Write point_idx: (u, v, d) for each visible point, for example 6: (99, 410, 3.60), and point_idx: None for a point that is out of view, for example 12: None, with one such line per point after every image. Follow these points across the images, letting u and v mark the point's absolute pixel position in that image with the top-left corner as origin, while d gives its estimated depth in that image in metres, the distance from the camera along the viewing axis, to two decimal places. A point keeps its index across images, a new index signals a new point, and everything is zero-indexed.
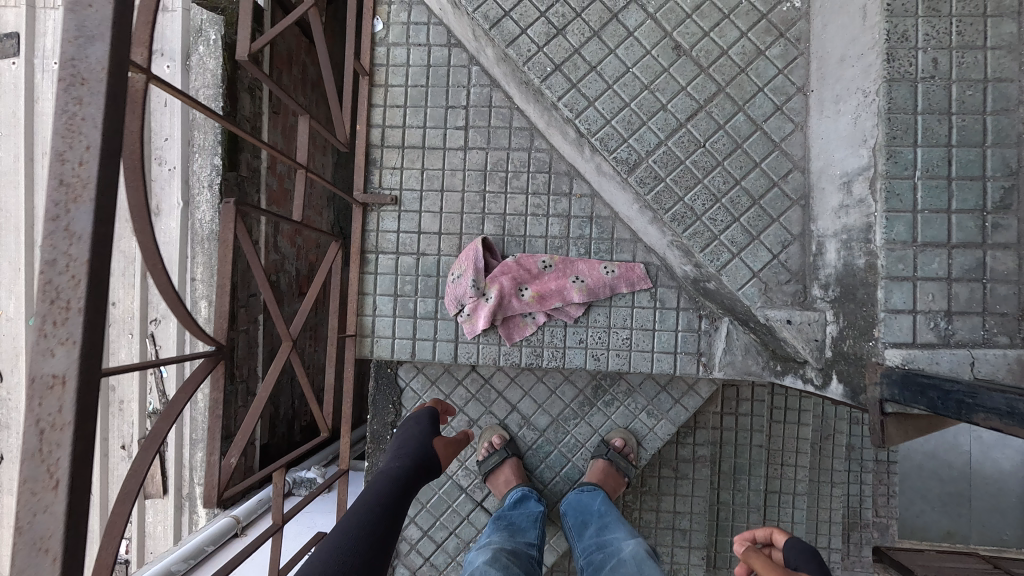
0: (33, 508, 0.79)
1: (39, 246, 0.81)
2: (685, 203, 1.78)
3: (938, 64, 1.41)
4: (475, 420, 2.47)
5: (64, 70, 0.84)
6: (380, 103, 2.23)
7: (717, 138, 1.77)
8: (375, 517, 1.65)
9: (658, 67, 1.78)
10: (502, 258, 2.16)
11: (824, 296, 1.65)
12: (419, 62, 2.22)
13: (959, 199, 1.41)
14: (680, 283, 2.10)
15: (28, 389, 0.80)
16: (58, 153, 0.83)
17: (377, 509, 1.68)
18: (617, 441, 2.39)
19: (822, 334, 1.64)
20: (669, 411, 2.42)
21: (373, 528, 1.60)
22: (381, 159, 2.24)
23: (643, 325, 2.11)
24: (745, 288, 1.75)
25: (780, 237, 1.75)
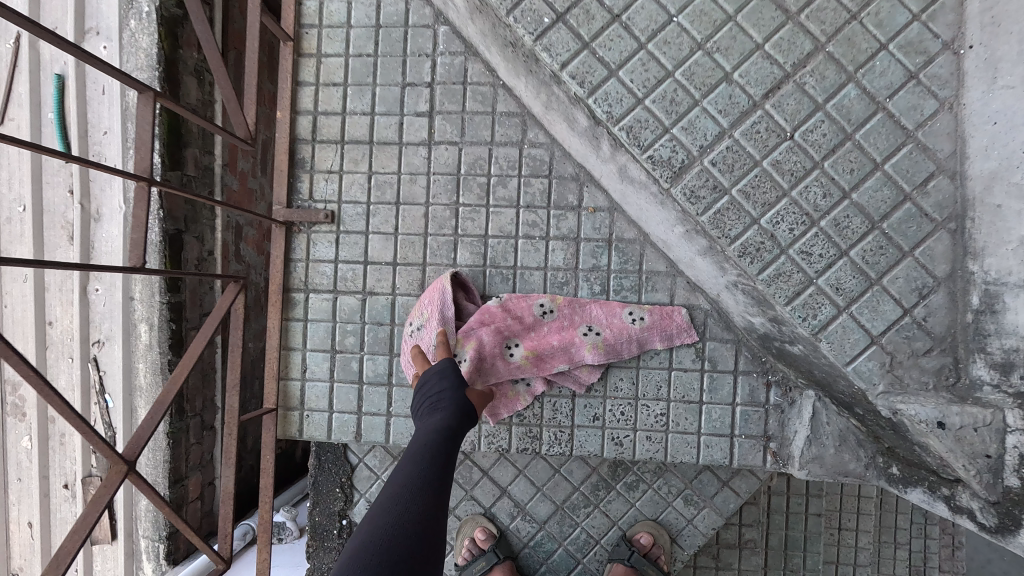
0: None
1: None
2: (761, 228, 1.15)
3: None
4: (453, 507, 1.85)
5: None
6: (310, 80, 1.59)
7: (813, 125, 1.12)
8: (410, 514, 1.02)
9: (720, 13, 1.13)
10: (481, 302, 1.52)
11: (996, 384, 1.00)
12: (364, 22, 1.57)
13: None
14: (738, 336, 1.46)
15: None
16: None
17: (412, 497, 1.05)
18: (643, 538, 1.76)
19: (996, 446, 1.00)
20: (715, 497, 1.78)
21: (408, 538, 0.98)
22: (313, 160, 1.60)
23: (685, 396, 1.47)
24: (858, 363, 1.12)
25: (914, 281, 1.10)
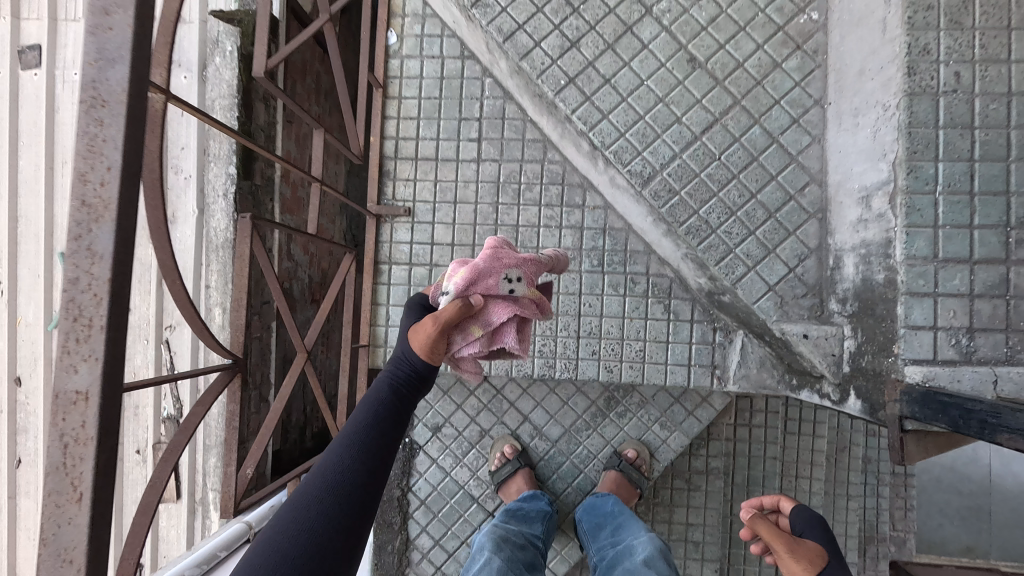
0: (58, 520, 0.82)
1: (63, 265, 0.83)
2: (699, 217, 1.77)
3: (960, 78, 1.38)
4: (487, 430, 2.47)
5: (87, 93, 0.84)
6: (393, 115, 2.24)
7: (732, 150, 1.76)
8: (339, 492, 1.16)
9: (673, 79, 1.78)
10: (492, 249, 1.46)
11: (841, 311, 1.62)
12: (433, 74, 2.23)
13: (983, 214, 1.37)
14: (694, 295, 2.09)
15: (52, 402, 0.83)
16: (80, 174, 0.84)
17: (343, 474, 1.18)
18: (630, 452, 2.37)
19: (839, 348, 1.63)
20: (683, 423, 2.39)
21: (341, 503, 1.16)
22: (394, 171, 2.25)
23: (657, 337, 2.10)
24: (760, 302, 1.73)
25: (796, 251, 1.73)
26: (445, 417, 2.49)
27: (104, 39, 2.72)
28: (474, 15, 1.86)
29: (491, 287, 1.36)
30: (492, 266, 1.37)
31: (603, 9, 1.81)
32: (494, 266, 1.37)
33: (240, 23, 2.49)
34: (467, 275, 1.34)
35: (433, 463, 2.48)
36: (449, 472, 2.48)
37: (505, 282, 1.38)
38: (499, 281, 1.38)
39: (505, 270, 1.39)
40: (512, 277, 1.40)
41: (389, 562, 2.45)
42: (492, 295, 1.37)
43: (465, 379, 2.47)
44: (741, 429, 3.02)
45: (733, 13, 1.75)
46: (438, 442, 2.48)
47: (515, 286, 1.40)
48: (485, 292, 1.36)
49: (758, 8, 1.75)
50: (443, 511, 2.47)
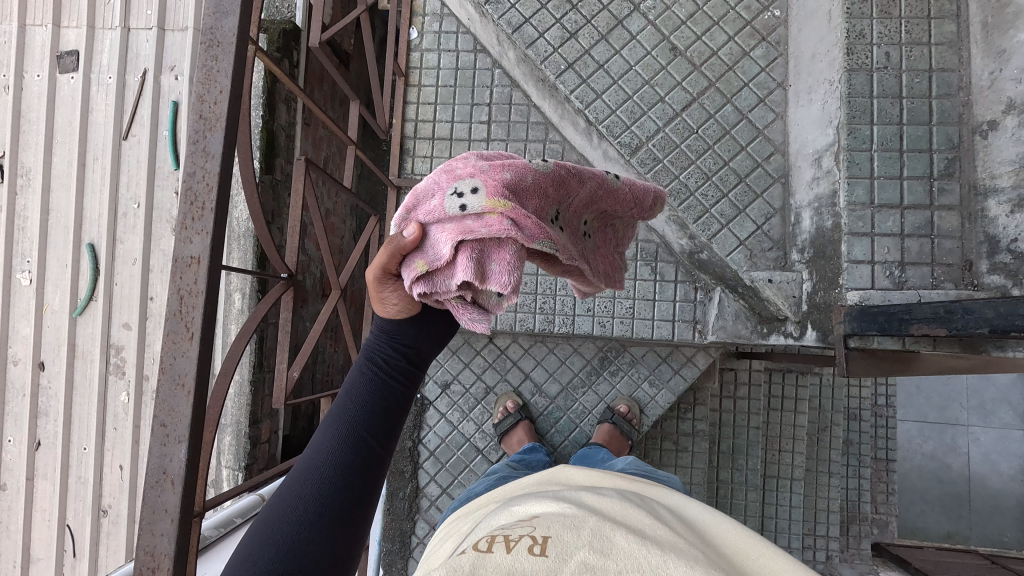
0: (174, 352, 1.08)
1: (183, 161, 1.10)
2: (680, 180, 2.05)
3: (890, 57, 1.69)
4: (492, 387, 2.72)
5: (206, 36, 1.13)
6: (413, 100, 2.54)
7: (708, 125, 2.06)
8: (330, 472, 1.23)
9: (657, 65, 2.09)
10: (461, 161, 1.33)
11: (800, 259, 1.90)
12: (449, 66, 2.54)
13: (910, 167, 1.67)
14: (677, 258, 2.39)
15: (173, 265, 1.09)
16: (199, 95, 1.12)
17: (335, 453, 1.25)
18: (622, 406, 2.59)
19: (799, 291, 1.89)
20: (669, 380, 2.64)
21: (333, 482, 1.22)
22: (413, 149, 2.54)
23: (645, 295, 2.39)
24: (733, 254, 1.99)
25: (763, 211, 2.01)
26: (453, 375, 2.75)
27: (143, 47, 2.96)
28: (487, 10, 2.18)
29: (431, 209, 1.26)
30: (436, 185, 1.28)
31: (598, 6, 2.14)
32: (440, 184, 1.28)
33: (265, 32, 2.72)
34: (407, 202, 1.31)
35: (442, 418, 2.72)
36: (457, 426, 2.72)
37: (451, 199, 1.24)
38: (445, 199, 1.25)
39: (452, 185, 1.26)
40: (462, 190, 1.25)
41: (400, 508, 2.67)
42: (433, 216, 1.25)
43: (472, 341, 2.74)
44: (726, 400, 3.27)
45: (708, 10, 2.09)
46: (447, 398, 2.73)
47: (465, 199, 1.24)
48: (426, 216, 1.27)
49: (729, 7, 2.08)
50: (450, 462, 2.69)
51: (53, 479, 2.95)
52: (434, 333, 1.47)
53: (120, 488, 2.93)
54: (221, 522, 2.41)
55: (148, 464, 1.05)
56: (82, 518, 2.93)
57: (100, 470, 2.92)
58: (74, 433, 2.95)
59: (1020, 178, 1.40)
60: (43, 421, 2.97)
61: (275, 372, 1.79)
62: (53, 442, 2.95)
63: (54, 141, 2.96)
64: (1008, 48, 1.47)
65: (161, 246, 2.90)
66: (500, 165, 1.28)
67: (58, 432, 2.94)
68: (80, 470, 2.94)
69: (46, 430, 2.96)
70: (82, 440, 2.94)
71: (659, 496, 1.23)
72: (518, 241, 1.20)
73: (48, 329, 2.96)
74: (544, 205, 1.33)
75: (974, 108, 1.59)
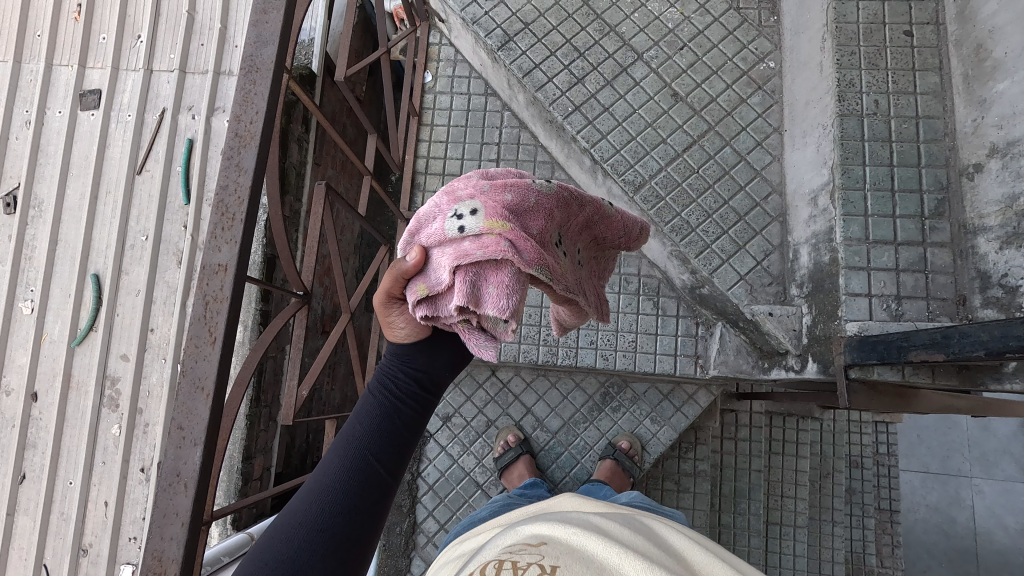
0: (196, 356, 1.10)
1: (218, 176, 1.16)
2: (681, 218, 2.13)
3: (879, 104, 1.81)
4: (493, 420, 2.71)
5: (246, 63, 1.22)
6: (426, 138, 2.66)
7: (708, 165, 2.16)
8: (338, 493, 1.19)
9: (659, 109, 2.22)
10: (464, 185, 1.38)
11: (800, 293, 1.96)
12: (461, 107, 2.68)
13: (903, 207, 1.75)
14: (679, 294, 2.45)
15: (200, 272, 1.13)
16: (236, 115, 1.19)
17: (344, 473, 1.22)
18: (624, 443, 2.57)
19: (799, 324, 1.93)
20: (671, 418, 2.63)
21: (340, 503, 1.18)
22: (424, 184, 2.63)
23: (647, 330, 2.42)
24: (734, 288, 2.05)
25: (763, 248, 2.09)
26: (455, 408, 2.75)
27: (163, 87, 2.73)
28: (499, 56, 2.34)
29: (432, 232, 1.30)
30: (438, 209, 1.33)
31: (603, 56, 2.30)
32: (442, 208, 1.32)
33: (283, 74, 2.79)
34: (412, 226, 1.36)
35: (442, 451, 2.70)
36: (457, 459, 2.69)
37: (450, 221, 1.28)
38: (445, 221, 1.29)
39: (452, 208, 1.31)
40: (461, 212, 1.29)
41: (395, 544, 2.61)
42: (434, 238, 1.29)
43: (475, 374, 2.76)
44: (727, 442, 3.25)
45: (707, 61, 2.25)
46: (448, 431, 2.72)
47: (464, 220, 1.27)
48: (428, 238, 1.31)
49: (727, 58, 2.25)
50: (449, 497, 2.65)
51: (32, 515, 2.44)
52: (448, 360, 1.47)
53: (103, 525, 2.43)
54: (211, 559, 2.33)
55: (162, 467, 1.05)
56: (60, 558, 2.42)
57: (83, 506, 2.43)
58: (61, 464, 2.47)
59: (1007, 217, 1.48)
60: (30, 453, 2.48)
61: (285, 389, 1.90)
62: (34, 477, 2.47)
63: (70, 173, 2.66)
64: (989, 97, 1.58)
65: (167, 278, 2.55)
66: (501, 187, 1.33)
67: (42, 467, 2.46)
68: (62, 506, 2.45)
69: (33, 463, 2.48)
70: (68, 473, 2.46)
71: (667, 526, 1.22)
72: (514, 264, 1.22)
73: (43, 364, 2.53)
74: (546, 227, 1.36)
75: (960, 152, 1.70)
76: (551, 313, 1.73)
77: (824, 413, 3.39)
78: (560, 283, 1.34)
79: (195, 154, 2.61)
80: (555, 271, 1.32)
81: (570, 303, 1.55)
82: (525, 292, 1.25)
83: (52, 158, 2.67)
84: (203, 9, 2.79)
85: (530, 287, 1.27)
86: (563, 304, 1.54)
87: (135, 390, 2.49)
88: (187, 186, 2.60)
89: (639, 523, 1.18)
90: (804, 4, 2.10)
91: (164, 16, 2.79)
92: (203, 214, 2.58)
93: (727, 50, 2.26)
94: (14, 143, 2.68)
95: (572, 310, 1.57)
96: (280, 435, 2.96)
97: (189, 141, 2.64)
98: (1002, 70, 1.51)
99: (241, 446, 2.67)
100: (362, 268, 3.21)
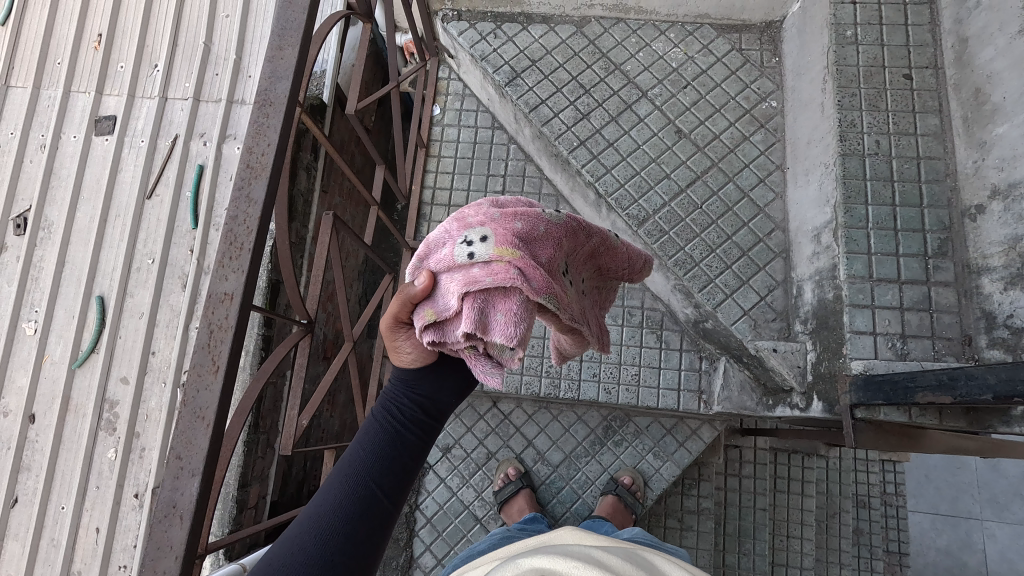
0: (198, 385, 1.10)
1: (228, 206, 1.18)
2: (685, 252, 2.13)
3: (880, 145, 1.84)
4: (494, 452, 2.67)
5: (260, 97, 1.25)
6: (432, 169, 2.70)
7: (712, 201, 2.18)
8: (337, 521, 1.17)
9: (663, 145, 2.26)
10: (475, 212, 1.39)
11: (804, 329, 1.95)
12: (468, 140, 2.73)
13: (906, 245, 1.76)
14: (683, 328, 2.44)
15: (206, 300, 1.14)
16: (248, 147, 1.22)
17: (343, 501, 1.20)
18: (626, 478, 2.52)
19: (804, 361, 1.93)
20: (674, 453, 2.59)
21: (339, 533, 1.16)
22: (430, 214, 2.66)
23: (650, 363, 2.41)
24: (737, 323, 2.04)
25: (766, 283, 2.09)
26: (455, 439, 2.72)
27: (177, 114, 2.79)
28: (507, 92, 2.39)
29: (441, 257, 1.30)
30: (448, 235, 1.35)
31: (608, 93, 2.35)
32: (452, 234, 1.34)
33: None
34: (422, 251, 1.37)
35: (441, 483, 2.66)
36: (455, 492, 2.65)
37: (460, 248, 1.29)
38: (455, 247, 1.30)
39: (462, 234, 1.32)
40: (471, 238, 1.30)
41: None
42: (443, 264, 1.29)
43: (476, 405, 2.73)
44: (730, 479, 3.18)
45: (710, 99, 2.31)
46: (447, 462, 2.69)
47: (473, 247, 1.28)
48: (437, 263, 1.31)
49: (730, 97, 2.30)
50: (447, 530, 2.60)
51: (23, 540, 2.40)
52: (453, 387, 1.44)
53: (93, 554, 2.38)
54: None
55: (159, 498, 1.04)
56: None
57: (74, 533, 2.38)
58: (54, 489, 2.44)
59: (1011, 257, 1.50)
60: (24, 476, 2.45)
61: (285, 418, 1.89)
62: (26, 502, 2.43)
63: (80, 196, 2.70)
64: (989, 140, 1.61)
65: (171, 301, 2.56)
66: (512, 215, 1.35)
67: (35, 491, 2.43)
68: (51, 532, 2.40)
69: (25, 487, 2.44)
70: (60, 498, 2.43)
71: (669, 560, 1.19)
72: (523, 291, 1.23)
73: (42, 385, 2.52)
74: (554, 255, 1.37)
75: (961, 193, 1.72)
76: (554, 342, 1.72)
77: (830, 450, 3.33)
78: (566, 312, 1.34)
79: (205, 180, 2.65)
80: (562, 300, 1.32)
81: (574, 332, 1.55)
82: (533, 321, 1.25)
83: (64, 181, 2.72)
84: (219, 41, 2.87)
85: (537, 316, 1.27)
86: (568, 333, 1.53)
87: (133, 413, 2.47)
88: (195, 211, 2.63)
89: (641, 557, 1.16)
90: (804, 47, 2.17)
91: (181, 47, 2.87)
92: (210, 239, 2.61)
93: (730, 89, 2.31)
94: (28, 165, 2.74)
95: (575, 339, 1.57)
96: (277, 463, 2.91)
97: (199, 167, 2.68)
98: (1002, 114, 1.55)
99: (237, 474, 2.61)
100: (365, 296, 3.22)
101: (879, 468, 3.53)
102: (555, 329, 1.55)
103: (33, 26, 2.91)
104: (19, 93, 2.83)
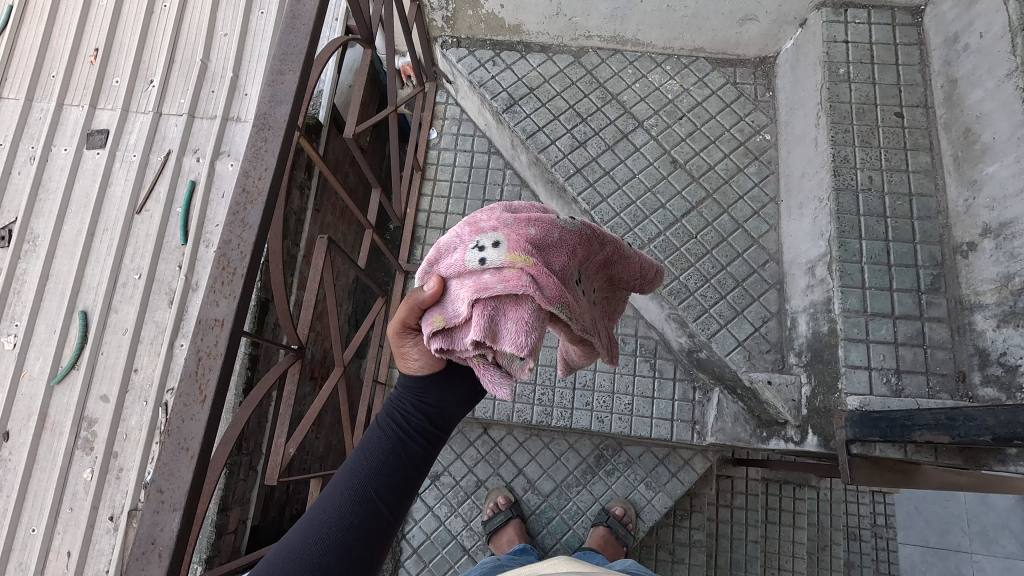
0: (184, 414, 1.07)
1: (222, 230, 1.15)
2: (679, 281, 2.14)
3: (873, 180, 1.86)
4: (483, 480, 2.62)
5: (259, 120, 1.24)
6: (428, 192, 2.70)
7: (706, 232, 2.20)
8: (337, 531, 1.11)
9: (659, 175, 2.28)
10: (490, 216, 1.34)
11: (798, 361, 1.95)
12: (464, 163, 2.75)
13: (900, 280, 1.77)
14: (676, 356, 2.43)
15: (196, 326, 1.11)
16: (245, 171, 1.20)
17: (344, 511, 1.14)
18: (617, 509, 2.48)
19: (799, 394, 1.91)
20: (667, 484, 2.55)
21: (337, 545, 1.10)
22: (424, 237, 2.64)
23: (643, 393, 2.39)
24: (732, 354, 2.04)
25: (761, 314, 2.09)
26: (445, 466, 2.67)
27: (170, 130, 2.77)
28: (505, 118, 2.41)
29: (452, 262, 1.28)
30: (459, 239, 1.32)
31: (605, 122, 2.38)
32: (462, 239, 1.32)
33: None
34: (432, 255, 1.35)
35: (429, 511, 2.60)
36: (443, 521, 2.59)
37: (471, 252, 1.26)
38: (465, 253, 1.28)
39: (474, 240, 1.29)
40: (483, 244, 1.27)
41: None
42: (454, 269, 1.27)
43: (467, 431, 2.69)
44: (722, 509, 3.15)
45: (705, 131, 2.34)
46: (435, 490, 2.63)
47: (485, 252, 1.25)
48: (447, 269, 1.29)
49: (725, 129, 2.34)
50: (433, 562, 2.53)
51: None
52: (460, 395, 1.38)
53: None
54: None
55: (137, 533, 0.99)
56: None
57: (44, 558, 2.28)
58: (25, 511, 2.34)
59: (1003, 295, 1.52)
60: None
61: (272, 444, 1.84)
62: None
63: (69, 209, 2.65)
64: (979, 178, 1.64)
65: (157, 318, 2.50)
66: (525, 221, 1.31)
67: (4, 513, 2.32)
68: (18, 557, 2.29)
69: None
70: (30, 521, 2.32)
71: None
72: (535, 299, 1.19)
73: (17, 401, 2.43)
74: (567, 263, 1.32)
75: (953, 230, 1.74)
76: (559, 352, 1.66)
77: (821, 480, 3.29)
78: (578, 322, 1.30)
79: (196, 197, 2.62)
80: (575, 310, 1.28)
81: (584, 343, 1.50)
82: (544, 331, 1.22)
83: (53, 194, 2.67)
84: (217, 59, 2.88)
85: (549, 326, 1.23)
86: (578, 344, 1.48)
87: (112, 433, 2.39)
88: (184, 228, 2.59)
89: None
90: (797, 82, 2.21)
91: (177, 64, 2.87)
92: (200, 255, 2.57)
93: (725, 121, 2.35)
94: (16, 177, 2.69)
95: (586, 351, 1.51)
96: (258, 487, 2.81)
97: (191, 183, 2.65)
98: (992, 154, 1.59)
99: (218, 497, 2.53)
100: (355, 316, 3.17)
101: (870, 499, 3.52)
102: (563, 339, 1.50)
103: (30, 39, 2.90)
104: (10, 105, 2.80)
